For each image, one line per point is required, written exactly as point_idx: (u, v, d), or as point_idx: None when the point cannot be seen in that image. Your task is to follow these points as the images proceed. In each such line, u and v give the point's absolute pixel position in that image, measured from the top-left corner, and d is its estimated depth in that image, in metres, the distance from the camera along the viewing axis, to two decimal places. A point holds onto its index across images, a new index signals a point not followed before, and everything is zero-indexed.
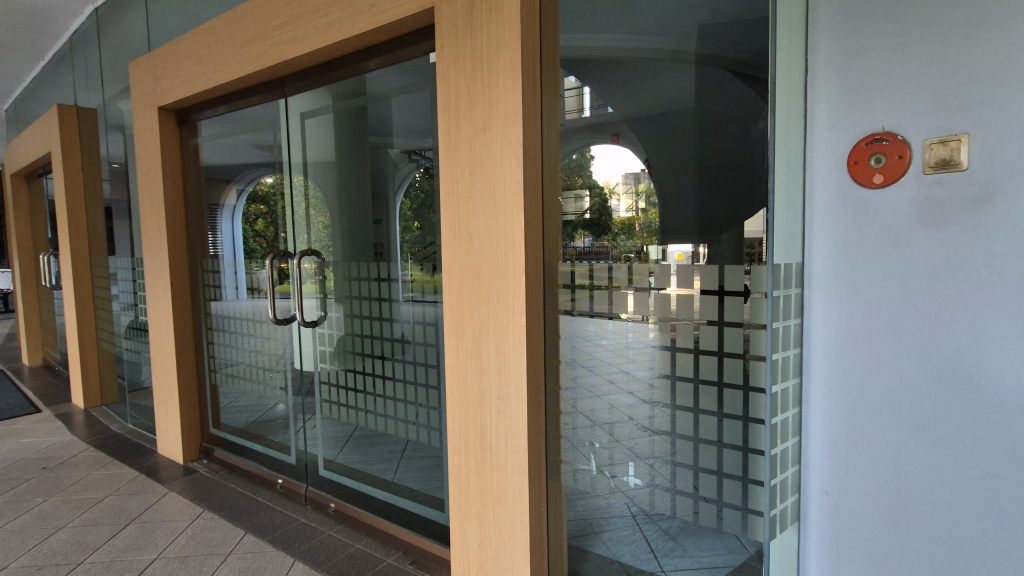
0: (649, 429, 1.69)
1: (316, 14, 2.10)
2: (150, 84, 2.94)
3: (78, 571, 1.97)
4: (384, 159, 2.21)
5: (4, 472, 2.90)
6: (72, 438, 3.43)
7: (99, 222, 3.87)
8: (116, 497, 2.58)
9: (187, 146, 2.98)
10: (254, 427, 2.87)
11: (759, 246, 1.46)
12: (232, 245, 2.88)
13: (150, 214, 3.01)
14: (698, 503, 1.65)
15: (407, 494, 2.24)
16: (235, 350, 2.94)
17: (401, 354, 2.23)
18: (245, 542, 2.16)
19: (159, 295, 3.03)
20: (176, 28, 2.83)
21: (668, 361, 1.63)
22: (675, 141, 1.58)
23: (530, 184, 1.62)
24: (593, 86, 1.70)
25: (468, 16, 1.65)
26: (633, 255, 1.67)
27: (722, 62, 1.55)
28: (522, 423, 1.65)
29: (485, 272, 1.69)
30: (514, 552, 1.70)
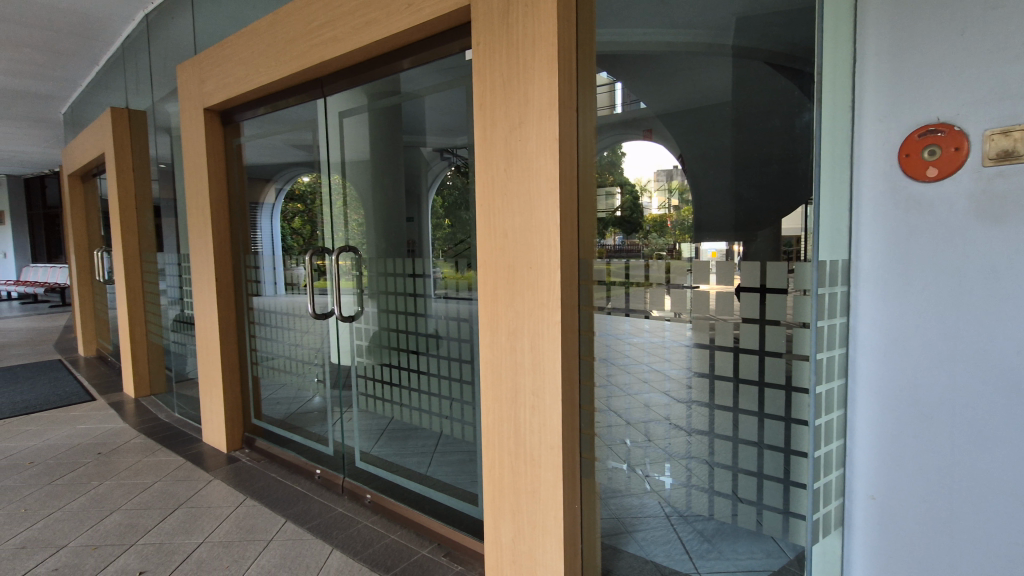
0: (685, 428, 1.66)
1: (354, 15, 2.14)
2: (196, 86, 3.05)
3: (131, 552, 2.07)
4: (418, 157, 2.24)
5: (62, 456, 3.06)
6: (123, 426, 3.60)
7: (148, 220, 4.04)
8: (164, 483, 2.70)
9: (230, 145, 3.08)
10: (292, 419, 2.95)
11: (797, 243, 1.45)
12: (271, 243, 2.98)
13: (195, 212, 3.12)
14: (736, 504, 1.62)
15: (441, 487, 2.27)
16: (275, 343, 3.04)
17: (435, 349, 2.26)
18: (286, 529, 2.23)
19: (203, 290, 3.15)
20: (220, 31, 2.92)
21: (706, 360, 1.60)
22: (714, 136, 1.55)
23: (565, 180, 1.61)
24: (625, 81, 1.67)
25: (504, 14, 1.65)
26: (665, 253, 1.65)
27: (761, 54, 1.50)
28: (556, 420, 1.65)
29: (520, 268, 1.70)
30: (548, 548, 1.70)
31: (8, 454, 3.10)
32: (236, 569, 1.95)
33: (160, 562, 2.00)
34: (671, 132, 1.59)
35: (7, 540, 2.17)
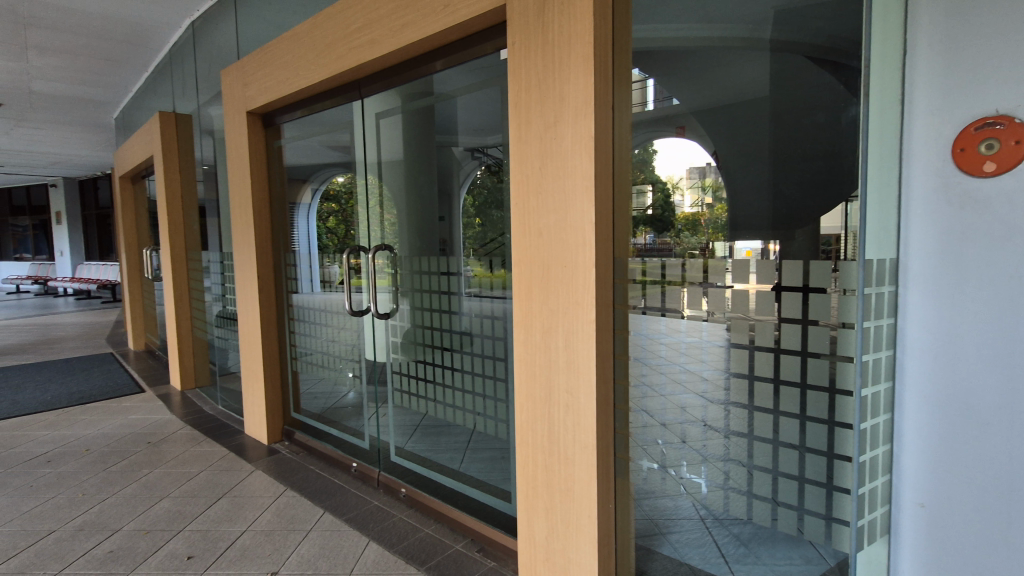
0: (723, 429, 1.63)
1: (392, 17, 2.17)
2: (239, 90, 3.15)
3: (179, 538, 2.16)
4: (449, 157, 2.26)
5: (115, 445, 3.21)
6: (170, 417, 3.76)
7: (193, 219, 4.19)
8: (209, 472, 2.81)
9: (271, 147, 3.18)
10: (329, 413, 3.04)
11: (837, 242, 1.41)
12: (308, 241, 3.07)
13: (238, 212, 3.23)
14: (776, 508, 1.58)
15: (474, 483, 2.28)
16: (312, 339, 3.12)
17: (468, 347, 2.27)
18: (324, 520, 2.29)
19: (246, 287, 3.26)
20: (262, 36, 3.01)
21: (746, 361, 1.57)
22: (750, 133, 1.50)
23: (601, 177, 1.59)
24: (658, 77, 1.61)
25: (539, 12, 1.65)
26: (698, 253, 1.61)
27: (801, 48, 1.44)
28: (590, 419, 1.64)
29: (555, 267, 1.69)
30: (582, 546, 1.70)
31: (66, 441, 3.27)
32: (278, 557, 2.01)
33: (207, 549, 2.08)
34: (705, 128, 1.55)
35: (66, 523, 2.30)
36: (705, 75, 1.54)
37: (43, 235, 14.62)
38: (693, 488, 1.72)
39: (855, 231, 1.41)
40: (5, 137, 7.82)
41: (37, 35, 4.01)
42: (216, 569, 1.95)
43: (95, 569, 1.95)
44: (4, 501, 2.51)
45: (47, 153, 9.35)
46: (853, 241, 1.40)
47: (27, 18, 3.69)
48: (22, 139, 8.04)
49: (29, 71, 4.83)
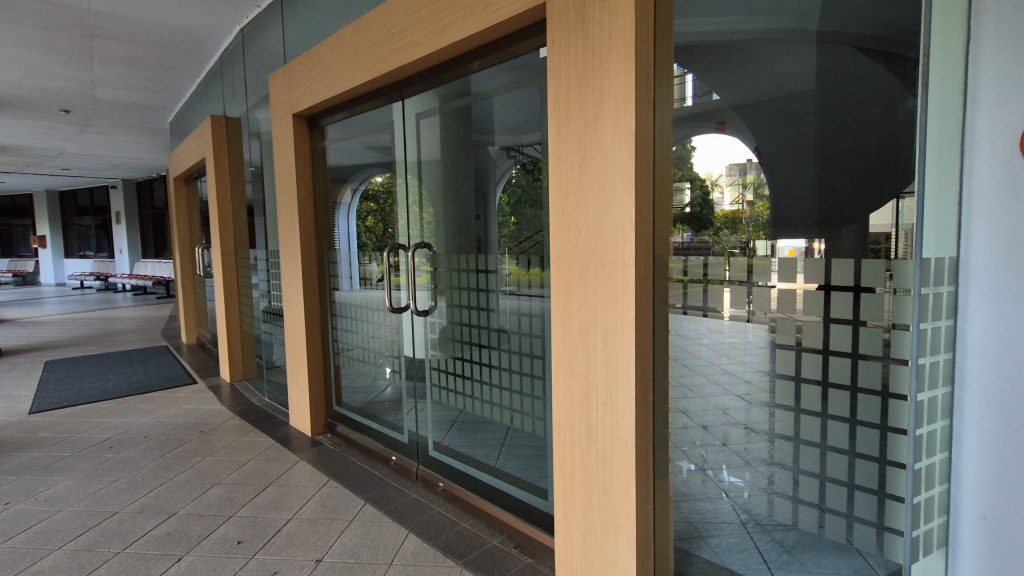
0: (769, 432, 1.59)
1: (432, 18, 2.20)
2: (286, 93, 3.26)
3: (230, 523, 2.25)
4: (486, 156, 2.29)
5: (170, 433, 3.38)
6: (220, 407, 3.93)
7: (242, 219, 4.37)
8: (258, 461, 2.92)
9: (315, 148, 3.27)
10: (369, 407, 3.11)
11: (886, 241, 1.37)
12: (347, 240, 3.16)
13: (284, 211, 3.35)
14: (823, 515, 1.53)
15: (511, 480, 2.30)
16: (353, 334, 3.22)
17: (504, 344, 2.29)
18: (365, 511, 2.35)
19: (291, 283, 3.37)
20: (308, 41, 3.11)
21: (792, 363, 1.53)
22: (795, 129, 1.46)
23: (642, 174, 1.57)
24: (697, 72, 1.58)
25: (579, 8, 1.64)
26: (738, 251, 1.58)
27: (848, 38, 1.38)
28: (630, 419, 1.62)
29: (594, 266, 1.68)
30: (619, 545, 1.68)
31: (126, 428, 3.47)
32: (322, 545, 2.08)
33: (255, 534, 2.17)
34: (745, 124, 1.51)
35: (127, 504, 2.44)
36: (747, 68, 1.50)
37: (103, 234, 15.49)
38: (731, 491, 1.68)
39: (907, 231, 1.38)
40: (73, 142, 8.33)
41: (101, 45, 4.25)
42: (264, 554, 2.03)
43: (154, 550, 2.06)
44: (72, 483, 2.68)
45: (109, 156, 9.92)
46: (905, 240, 1.37)
47: (92, 29, 3.92)
48: (87, 144, 8.55)
49: (94, 79, 5.14)
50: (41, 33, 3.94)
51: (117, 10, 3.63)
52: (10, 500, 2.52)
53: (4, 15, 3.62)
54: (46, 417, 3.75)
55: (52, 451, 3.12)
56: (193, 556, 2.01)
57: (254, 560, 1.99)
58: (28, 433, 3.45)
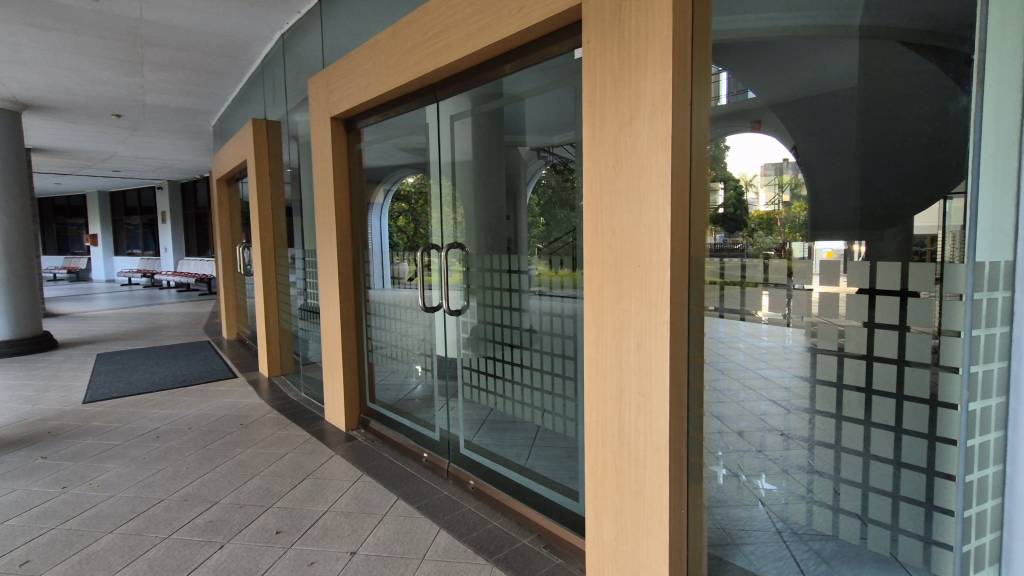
0: (808, 439, 1.55)
1: (467, 21, 2.22)
2: (324, 96, 3.34)
3: (269, 513, 2.33)
4: (518, 158, 2.32)
5: (212, 425, 3.51)
6: (259, 401, 4.06)
7: (281, 219, 4.50)
8: (295, 454, 3.01)
9: (353, 150, 3.35)
10: (402, 404, 3.17)
11: (932, 243, 1.31)
12: (380, 239, 3.23)
13: (322, 212, 3.44)
14: (865, 526, 1.49)
15: (541, 480, 2.31)
16: (385, 332, 3.28)
17: (535, 344, 2.30)
18: (397, 506, 2.39)
19: (327, 283, 3.45)
20: (346, 45, 3.18)
21: (833, 369, 1.49)
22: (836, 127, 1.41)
23: (678, 175, 1.55)
24: (732, 70, 1.56)
25: (615, 10, 1.63)
26: (773, 253, 1.56)
27: (891, 33, 1.33)
28: (664, 422, 1.60)
29: (628, 267, 1.67)
30: (652, 550, 1.66)
31: (171, 419, 3.62)
32: (356, 538, 2.12)
33: (293, 525, 2.23)
34: (783, 121, 1.46)
35: (173, 492, 2.54)
36: (788, 67, 1.46)
37: (149, 233, 16.17)
38: (765, 496, 1.66)
39: (954, 232, 1.29)
40: (124, 145, 8.75)
41: (151, 52, 4.44)
42: (302, 545, 2.09)
43: (198, 536, 2.15)
44: (122, 470, 2.81)
45: (156, 159, 10.36)
46: (952, 242, 1.29)
47: (143, 37, 4.10)
48: (136, 147, 8.95)
49: (144, 85, 5.38)
50: (96, 42, 4.14)
51: (166, 19, 3.79)
52: (66, 484, 2.66)
53: (63, 26, 3.82)
54: (98, 407, 3.95)
55: (103, 439, 3.28)
56: (234, 544, 2.09)
57: (292, 550, 2.05)
58: (82, 421, 3.64)
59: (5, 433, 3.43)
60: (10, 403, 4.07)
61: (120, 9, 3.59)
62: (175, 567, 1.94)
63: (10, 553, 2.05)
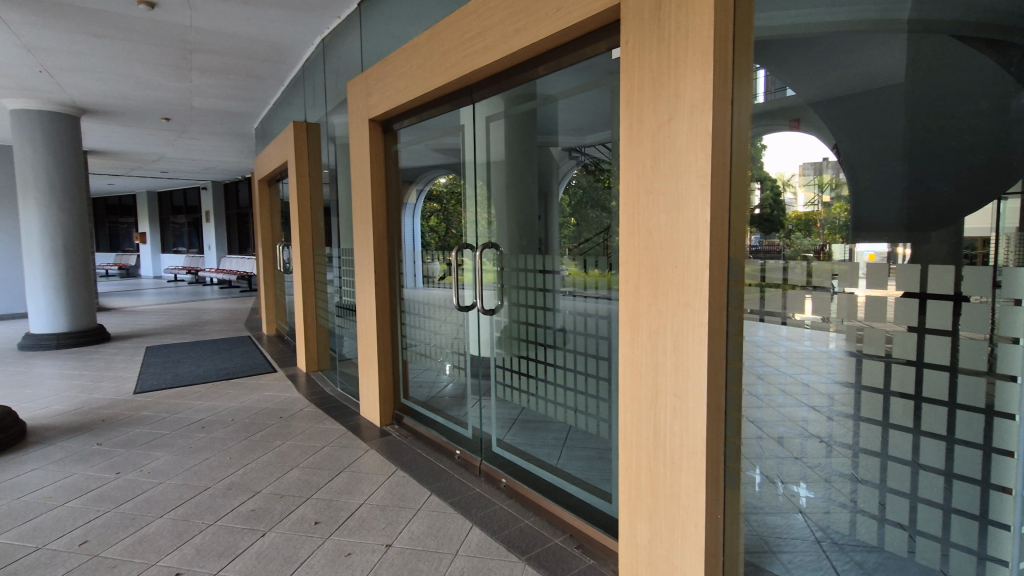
0: (853, 446, 1.50)
1: (505, 23, 2.23)
2: (363, 99, 3.40)
3: (308, 504, 2.39)
4: (550, 158, 2.33)
5: (253, 417, 3.63)
6: (297, 395, 4.17)
7: (319, 218, 4.62)
8: (332, 447, 3.08)
9: (390, 151, 3.41)
10: (434, 401, 3.21)
11: (983, 246, 1.24)
12: (413, 238, 3.31)
13: (358, 211, 3.51)
14: (913, 537, 1.44)
15: (573, 480, 2.31)
16: (418, 330, 3.33)
17: (567, 344, 2.29)
18: (431, 501, 2.43)
19: (364, 281, 3.52)
20: (384, 49, 3.25)
21: (880, 375, 1.44)
22: (880, 129, 1.34)
23: (718, 176, 1.53)
24: (770, 67, 1.54)
25: (655, 10, 1.62)
26: (812, 255, 1.52)
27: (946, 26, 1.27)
28: (701, 425, 1.58)
29: (666, 268, 1.65)
30: (686, 553, 1.65)
31: (214, 411, 3.76)
32: (391, 531, 2.17)
33: (331, 516, 2.29)
34: (824, 119, 1.44)
35: (218, 481, 2.65)
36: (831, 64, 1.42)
37: (193, 232, 16.83)
38: (806, 505, 1.62)
39: (1010, 235, 1.21)
40: (172, 147, 9.13)
41: (199, 58, 4.63)
42: (339, 535, 2.14)
43: (242, 524, 2.23)
44: (170, 458, 2.94)
45: (201, 160, 10.77)
46: (1007, 245, 1.22)
47: (192, 44, 4.28)
48: (184, 149, 9.33)
49: (191, 90, 5.60)
50: (149, 49, 4.34)
51: (214, 26, 3.94)
52: (119, 469, 2.80)
53: (119, 34, 4.02)
54: (148, 397, 4.14)
55: (152, 428, 3.44)
56: (275, 533, 2.16)
57: (330, 540, 2.11)
58: (133, 410, 3.82)
59: (64, 420, 3.64)
60: (68, 392, 4.31)
61: (172, 17, 3.76)
62: (221, 553, 2.02)
63: (70, 533, 2.18)
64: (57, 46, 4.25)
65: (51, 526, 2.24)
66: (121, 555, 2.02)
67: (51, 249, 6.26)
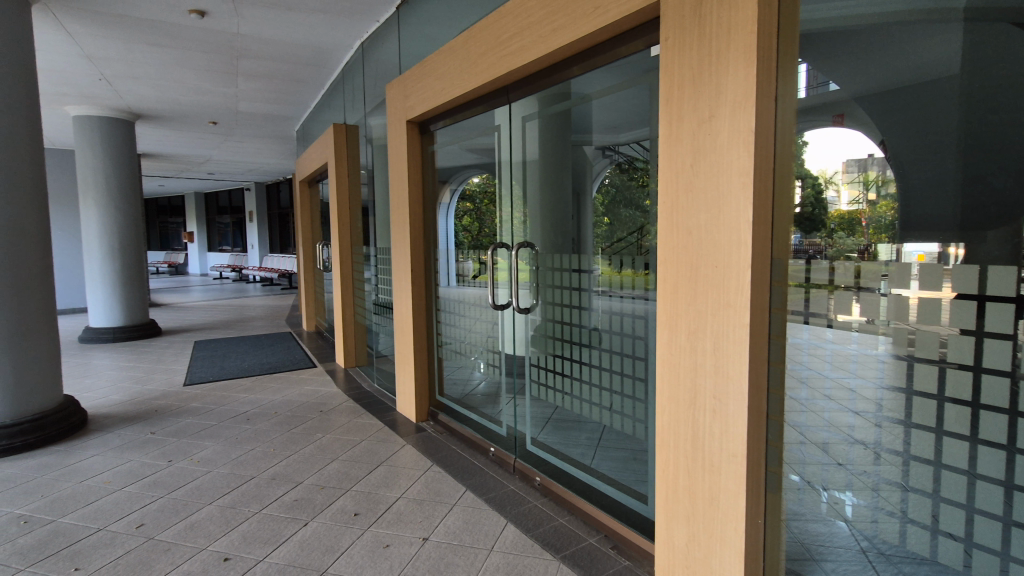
0: (903, 453, 1.44)
1: (542, 23, 2.24)
2: (401, 100, 3.47)
3: (347, 496, 2.46)
4: (584, 157, 2.33)
5: (295, 410, 3.75)
6: (335, 390, 4.29)
7: (357, 218, 4.73)
8: (370, 442, 3.15)
9: (426, 152, 3.47)
10: (468, 398, 3.25)
11: None
12: (446, 238, 3.37)
13: (396, 211, 3.58)
14: (969, 551, 1.37)
15: (607, 481, 2.29)
16: (452, 328, 3.37)
17: (601, 343, 2.29)
18: (466, 497, 2.46)
19: (400, 279, 3.59)
20: (422, 51, 3.30)
21: (934, 381, 1.37)
22: (932, 122, 1.29)
23: (761, 175, 1.51)
24: (812, 61, 1.50)
25: (695, 6, 1.60)
26: (857, 255, 1.48)
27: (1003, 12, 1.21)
28: (741, 427, 1.56)
29: (705, 267, 1.63)
30: (725, 558, 1.63)
31: (258, 404, 3.90)
32: (428, 525, 2.21)
33: (370, 508, 2.35)
34: (869, 114, 1.40)
35: (263, 471, 2.75)
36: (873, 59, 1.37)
37: (238, 232, 17.48)
38: (851, 512, 1.58)
39: None
40: (218, 150, 9.51)
41: (245, 64, 4.81)
42: (377, 528, 2.20)
43: (286, 513, 2.31)
44: (218, 448, 3.07)
45: (246, 163, 11.18)
46: None
47: (239, 50, 4.45)
48: (230, 151, 9.70)
49: (237, 95, 5.82)
50: (198, 56, 4.53)
51: (259, 33, 4.08)
52: (171, 458, 2.94)
53: (172, 43, 4.22)
54: (197, 389, 4.33)
55: (201, 419, 3.60)
56: (317, 523, 2.23)
57: (369, 532, 2.17)
58: (183, 401, 4.00)
59: (121, 410, 3.84)
60: (124, 382, 4.55)
61: (220, 25, 3.91)
62: (266, 540, 2.10)
63: (128, 516, 2.30)
64: (115, 55, 4.48)
65: (110, 509, 2.37)
66: (174, 538, 2.13)
67: (108, 247, 6.60)
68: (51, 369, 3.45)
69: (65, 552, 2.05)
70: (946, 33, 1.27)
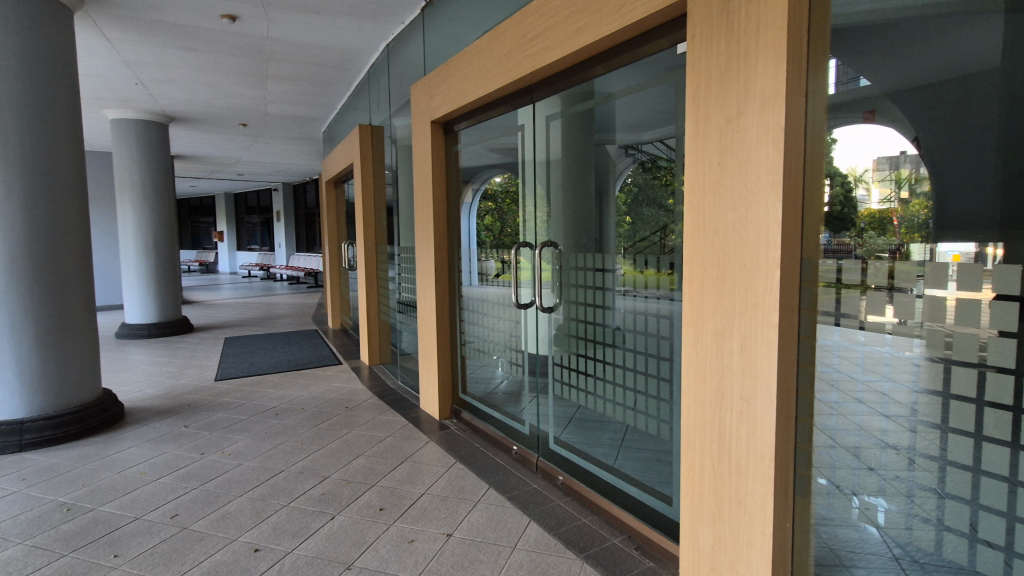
0: (939, 458, 1.40)
1: (566, 22, 2.24)
2: (425, 101, 3.50)
3: (373, 491, 2.50)
4: (607, 156, 2.32)
5: (322, 406, 3.83)
6: (360, 387, 4.35)
7: (382, 217, 4.79)
8: (394, 438, 3.20)
9: (450, 151, 3.49)
10: (491, 397, 3.27)
11: None
12: (469, 237, 3.40)
13: (420, 211, 3.62)
14: (1010, 561, 1.31)
15: (631, 481, 2.28)
16: (475, 327, 3.40)
17: (624, 343, 2.28)
18: (490, 494, 2.48)
19: (424, 278, 3.63)
20: (447, 52, 3.33)
21: (972, 385, 1.32)
22: (969, 118, 1.26)
23: (790, 173, 1.48)
24: (843, 57, 1.46)
25: (723, 3, 1.58)
26: (887, 255, 1.45)
27: None
28: (769, 429, 1.54)
29: (733, 267, 1.61)
30: (752, 561, 1.61)
31: (286, 400, 3.99)
32: (451, 521, 2.23)
33: (395, 503, 2.39)
34: (904, 112, 1.36)
35: (291, 465, 2.81)
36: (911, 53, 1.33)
37: (266, 232, 17.87)
38: (883, 519, 1.54)
39: None
40: (248, 151, 9.74)
41: (274, 67, 4.91)
42: (402, 522, 2.23)
43: (313, 506, 2.36)
44: (248, 442, 3.15)
45: (274, 164, 11.42)
46: None
47: (268, 54, 4.55)
48: (259, 153, 9.93)
49: (266, 97, 5.95)
50: (229, 59, 4.65)
51: (288, 36, 4.17)
52: (204, 450, 3.02)
53: (204, 47, 4.34)
54: (227, 384, 4.45)
55: (232, 413, 3.69)
56: (344, 516, 2.27)
57: (394, 526, 2.20)
58: (214, 396, 4.11)
59: (156, 403, 3.97)
60: (158, 377, 4.70)
61: (250, 29, 4.01)
62: (294, 533, 2.15)
63: (162, 506, 2.38)
64: (152, 60, 4.63)
65: (146, 499, 2.45)
66: (206, 528, 2.19)
67: (143, 246, 6.82)
68: (91, 363, 3.59)
69: (104, 539, 2.13)
70: (987, 26, 1.22)
